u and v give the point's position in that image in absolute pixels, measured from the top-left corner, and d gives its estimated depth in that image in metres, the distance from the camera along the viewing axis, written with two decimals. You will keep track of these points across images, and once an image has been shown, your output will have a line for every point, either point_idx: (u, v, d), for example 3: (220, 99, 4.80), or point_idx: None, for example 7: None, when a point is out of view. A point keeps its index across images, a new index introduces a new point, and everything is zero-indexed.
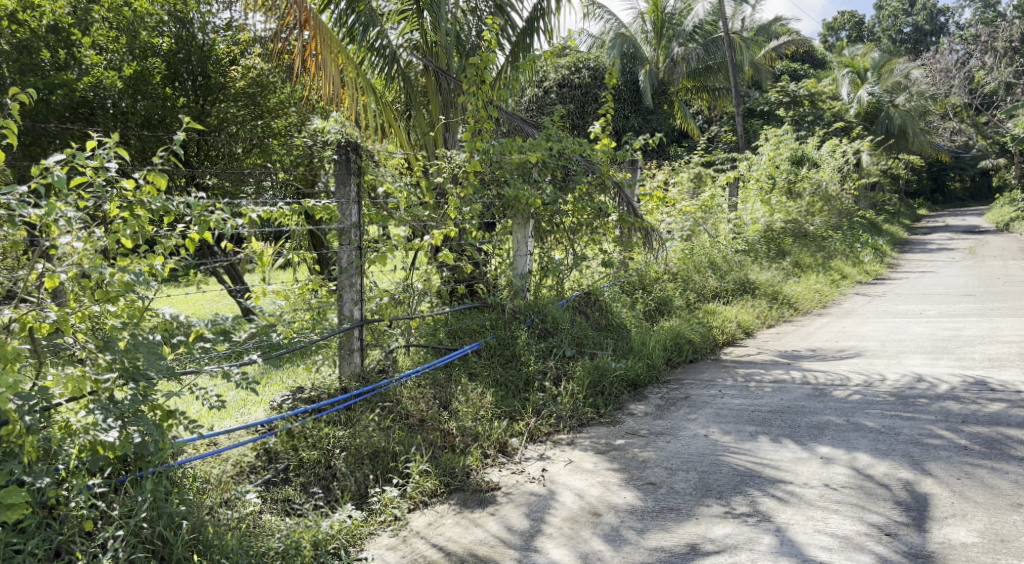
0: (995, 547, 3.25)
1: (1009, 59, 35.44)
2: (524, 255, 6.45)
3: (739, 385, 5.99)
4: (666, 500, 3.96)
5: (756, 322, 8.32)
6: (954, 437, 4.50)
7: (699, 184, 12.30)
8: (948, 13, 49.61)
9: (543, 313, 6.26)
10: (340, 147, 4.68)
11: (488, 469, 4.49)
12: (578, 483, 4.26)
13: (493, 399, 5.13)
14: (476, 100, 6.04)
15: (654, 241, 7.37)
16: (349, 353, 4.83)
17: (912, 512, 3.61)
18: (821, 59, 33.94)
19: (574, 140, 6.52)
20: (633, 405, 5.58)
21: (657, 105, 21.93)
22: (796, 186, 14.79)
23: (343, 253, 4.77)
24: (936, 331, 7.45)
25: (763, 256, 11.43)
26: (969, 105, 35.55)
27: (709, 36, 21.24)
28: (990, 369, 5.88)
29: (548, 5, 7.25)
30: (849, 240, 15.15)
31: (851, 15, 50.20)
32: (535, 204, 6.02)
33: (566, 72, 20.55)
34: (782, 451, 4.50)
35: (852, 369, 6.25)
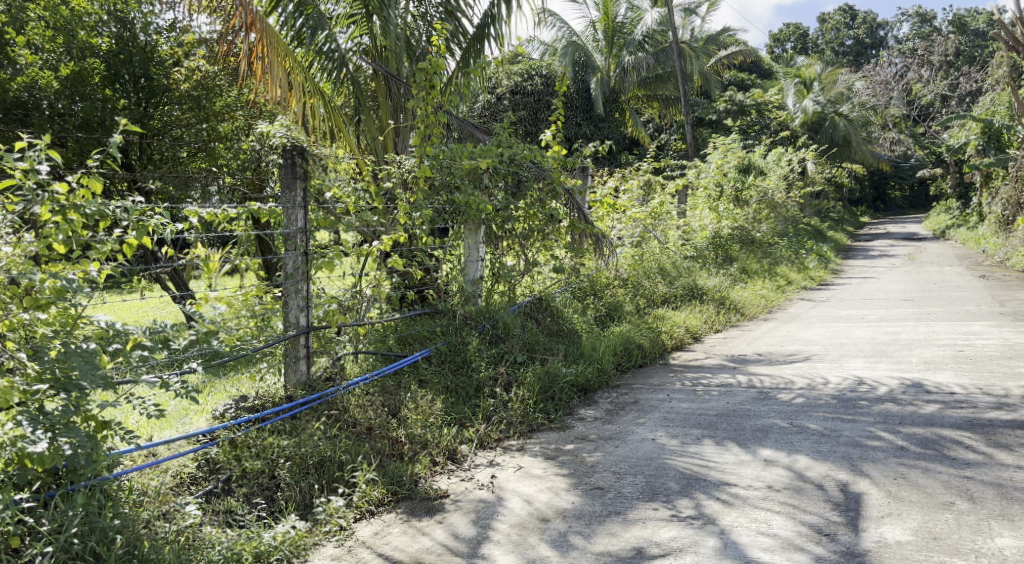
0: (928, 545, 3.34)
1: (944, 73, 36.82)
2: (476, 261, 6.43)
3: (687, 389, 6.07)
4: (613, 504, 3.99)
5: (704, 326, 8.45)
6: (892, 439, 4.63)
7: (649, 191, 12.46)
8: (887, 27, 51.27)
9: (494, 319, 6.25)
10: (285, 151, 4.67)
11: (437, 477, 4.46)
12: (527, 489, 4.25)
13: (443, 406, 5.11)
14: (425, 104, 6.01)
15: (604, 247, 7.44)
16: (294, 361, 4.77)
17: (850, 512, 3.69)
18: (767, 70, 34.72)
19: (525, 146, 6.52)
20: (582, 410, 5.61)
21: (608, 113, 22.15)
22: (744, 194, 14.88)
23: (288, 259, 4.72)
24: (876, 335, 7.67)
25: (711, 263, 11.64)
26: (907, 116, 36.79)
27: (658, 46, 21.57)
28: (926, 371, 6.07)
29: (499, 12, 7.26)
30: (794, 247, 15.52)
31: (796, 27, 51.49)
32: (486, 210, 6.01)
33: (518, 80, 20.62)
34: (727, 454, 4.57)
35: (796, 372, 6.39)
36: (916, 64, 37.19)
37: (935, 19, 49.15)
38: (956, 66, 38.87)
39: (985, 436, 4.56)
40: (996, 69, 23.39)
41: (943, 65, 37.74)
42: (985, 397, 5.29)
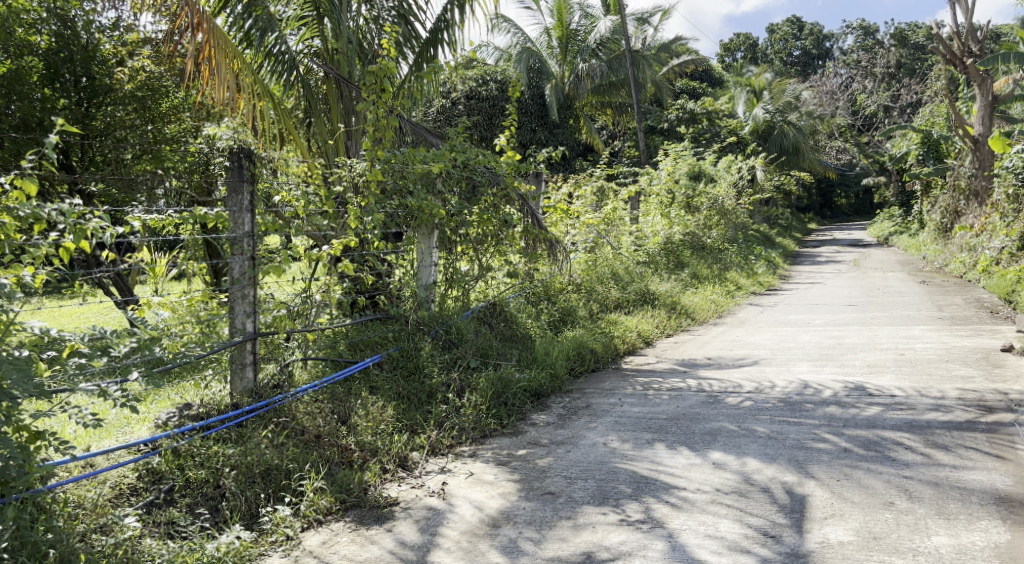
0: (869, 545, 3.42)
1: (887, 85, 37.96)
2: (428, 266, 6.38)
3: (638, 393, 6.12)
4: (564, 509, 4.00)
5: (655, 331, 8.55)
6: (836, 441, 4.74)
7: (602, 197, 12.58)
8: (833, 39, 52.67)
9: (447, 324, 6.22)
10: (231, 153, 4.59)
11: (387, 485, 4.41)
12: (478, 496, 4.24)
13: (394, 412, 5.07)
14: (376, 108, 5.96)
15: (558, 253, 7.45)
16: (240, 368, 4.69)
17: (795, 514, 3.76)
18: (718, 78, 35.33)
19: (478, 151, 6.49)
20: (535, 415, 5.62)
21: (563, 119, 22.30)
22: (695, 200, 15.09)
23: (234, 263, 4.66)
24: (822, 340, 7.85)
25: (662, 269, 11.80)
26: (852, 126, 37.80)
27: (612, 53, 21.78)
28: (869, 375, 6.24)
29: (453, 17, 7.26)
30: (743, 253, 15.83)
31: (746, 37, 52.53)
32: (439, 215, 5.98)
33: (473, 85, 20.64)
34: (677, 457, 4.62)
35: (744, 376, 6.50)
36: (861, 75, 38.25)
37: (878, 32, 50.66)
38: (898, 78, 40.12)
39: (924, 437, 4.70)
40: (935, 81, 24.24)
41: (886, 76, 38.91)
42: (924, 399, 5.45)
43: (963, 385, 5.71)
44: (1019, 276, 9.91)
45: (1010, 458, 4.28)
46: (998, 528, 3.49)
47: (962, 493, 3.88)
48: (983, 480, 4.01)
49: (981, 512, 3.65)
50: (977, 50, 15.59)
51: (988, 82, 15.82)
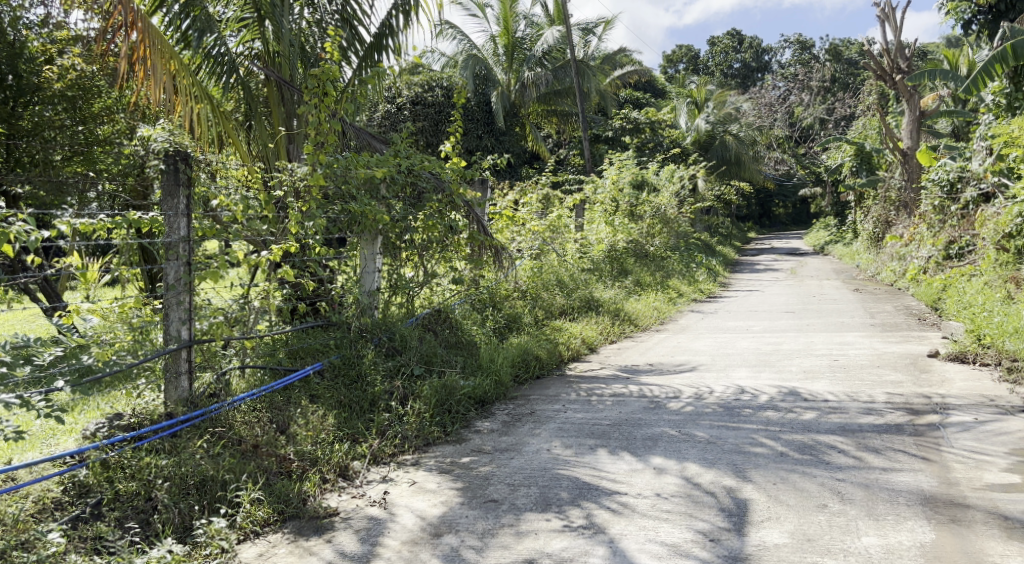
0: (803, 546, 3.51)
1: (822, 98, 39.20)
2: (371, 272, 6.28)
3: (582, 399, 6.16)
4: (506, 516, 3.99)
5: (599, 337, 8.64)
6: (773, 445, 4.85)
7: (547, 204, 12.67)
8: (772, 52, 54.11)
9: (391, 332, 6.15)
10: (167, 155, 4.47)
11: (327, 494, 4.34)
12: (420, 504, 4.20)
13: (335, 421, 4.99)
14: (318, 111, 5.87)
15: (503, 259, 7.45)
16: (175, 377, 4.55)
17: (733, 517, 3.83)
18: (661, 89, 35.96)
19: (423, 157, 6.45)
20: (479, 422, 5.61)
21: (509, 126, 22.39)
22: (638, 209, 15.34)
23: (169, 269, 4.52)
24: (760, 346, 8.04)
25: (606, 276, 11.95)
26: (790, 137, 38.87)
27: (557, 62, 21.97)
28: (805, 380, 6.41)
29: (397, 22, 7.22)
30: (685, 261, 16.13)
31: (688, 49, 53.56)
32: (382, 220, 5.91)
33: (418, 90, 20.58)
34: (619, 463, 4.66)
35: (685, 382, 6.61)
36: (798, 89, 39.43)
37: (814, 47, 52.26)
38: (833, 92, 41.42)
39: (856, 441, 4.84)
40: (867, 96, 25.14)
41: (822, 90, 40.16)
42: (855, 403, 5.62)
43: (892, 390, 5.91)
44: (944, 284, 10.31)
45: (935, 460, 4.45)
46: (923, 528, 3.62)
47: (890, 494, 4.01)
48: (910, 482, 4.16)
49: (908, 513, 3.78)
50: (905, 66, 16.21)
51: (915, 97, 16.45)
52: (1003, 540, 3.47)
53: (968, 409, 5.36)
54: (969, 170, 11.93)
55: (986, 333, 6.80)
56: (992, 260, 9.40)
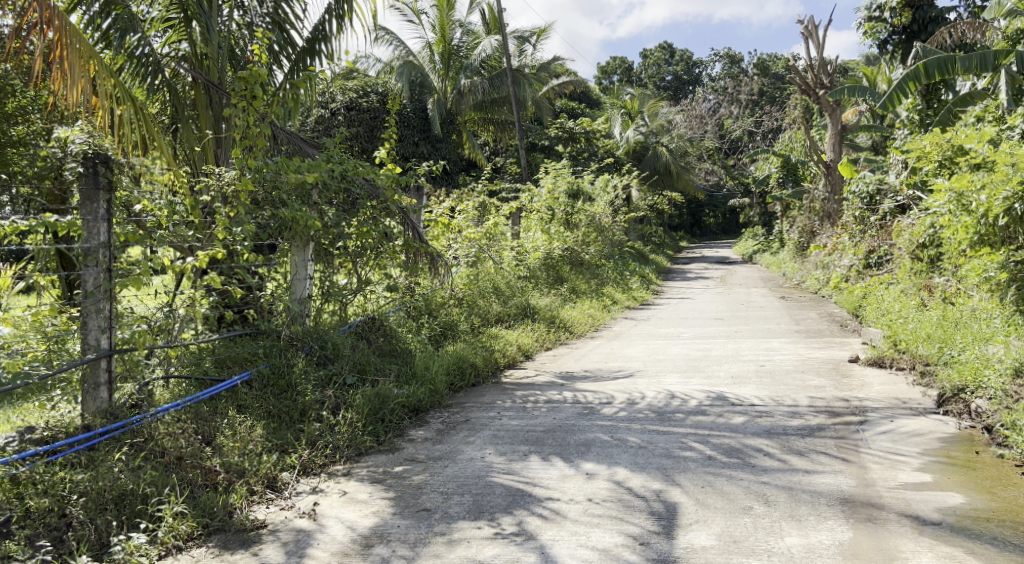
0: (728, 548, 3.59)
1: (750, 112, 40.43)
2: (302, 280, 6.24)
3: (517, 407, 6.18)
4: (438, 525, 3.97)
5: (535, 344, 8.69)
6: (701, 449, 4.95)
7: (483, 212, 12.67)
8: (702, 66, 55.46)
9: (323, 340, 6.04)
10: (86, 159, 4.29)
11: (254, 507, 4.23)
12: (350, 515, 4.14)
13: (263, 432, 4.87)
14: (246, 115, 5.72)
15: (440, 266, 7.41)
16: (94, 388, 4.39)
17: (663, 521, 3.90)
18: (596, 100, 36.47)
19: (357, 163, 6.37)
20: (413, 430, 5.56)
21: (445, 133, 22.35)
22: (573, 218, 15.52)
23: (88, 275, 4.34)
24: (690, 352, 8.23)
25: (541, 283, 12.05)
26: (720, 149, 39.92)
27: (493, 71, 22.08)
28: (733, 385, 6.58)
29: (330, 28, 7.13)
30: (619, 269, 16.38)
31: (622, 60, 54.36)
32: (313, 226, 5.80)
33: (353, 95, 20.35)
34: (551, 469, 4.69)
35: (618, 388, 6.71)
36: (727, 101, 40.59)
37: (743, 62, 53.95)
38: (761, 106, 42.74)
39: (781, 443, 4.99)
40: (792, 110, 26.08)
41: (750, 104, 41.41)
42: (781, 407, 5.79)
43: (815, 394, 6.12)
44: (865, 292, 10.75)
45: (854, 461, 4.63)
46: (841, 527, 3.75)
47: (812, 495, 4.15)
48: (830, 483, 4.30)
49: (828, 513, 3.92)
50: (828, 82, 16.84)
51: (838, 112, 17.10)
52: (915, 536, 3.63)
53: (885, 411, 5.59)
54: (887, 183, 12.49)
55: (902, 338, 7.11)
56: (908, 268, 9.85)
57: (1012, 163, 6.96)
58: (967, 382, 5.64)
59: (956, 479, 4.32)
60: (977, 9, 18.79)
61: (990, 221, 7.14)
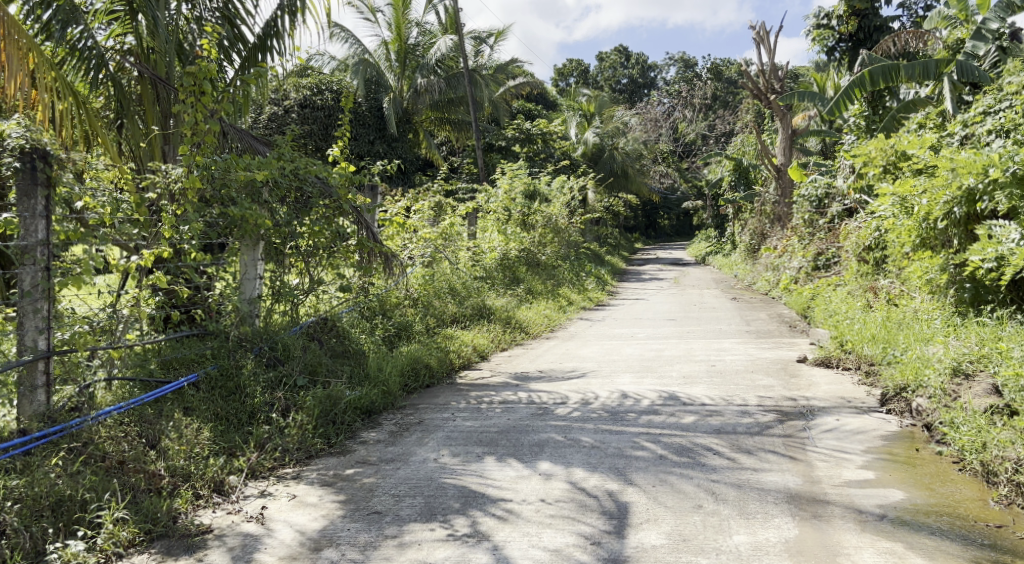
0: (679, 546, 3.63)
1: (703, 115, 41.08)
2: (252, 279, 6.15)
3: (471, 407, 6.16)
4: (390, 528, 3.93)
5: (490, 345, 8.69)
6: (653, 448, 5.00)
7: (439, 212, 12.62)
8: (657, 69, 56.14)
9: (273, 341, 5.94)
10: (22, 154, 4.14)
11: (199, 511, 4.14)
12: (299, 519, 4.07)
13: (210, 435, 4.77)
14: (194, 111, 5.60)
15: (394, 267, 7.34)
16: (30, 391, 4.25)
17: (614, 520, 3.92)
18: (553, 101, 36.64)
19: (309, 161, 6.27)
20: (365, 433, 5.50)
21: (402, 133, 22.21)
22: (529, 218, 15.55)
23: (25, 274, 4.20)
24: (644, 352, 8.31)
25: (498, 284, 12.06)
26: (675, 151, 40.47)
27: (450, 71, 21.99)
28: (685, 385, 6.67)
29: (282, 25, 7.03)
30: (575, 270, 16.47)
31: (579, 63, 54.68)
32: (264, 225, 5.69)
33: (307, 93, 20.07)
34: (505, 470, 4.68)
35: (572, 388, 6.74)
36: (682, 105, 41.10)
37: (697, 66, 54.75)
38: (715, 110, 43.45)
39: (730, 442, 5.07)
40: (744, 115, 26.53)
41: (704, 108, 42.01)
42: (730, 407, 5.88)
43: (763, 393, 6.23)
44: (813, 293, 11.00)
45: (801, 459, 4.72)
46: (788, 524, 3.82)
47: (760, 493, 4.21)
48: (778, 481, 4.38)
49: (775, 511, 3.98)
50: (779, 88, 17.18)
51: (788, 116, 17.46)
52: (858, 532, 3.71)
53: (831, 410, 5.72)
54: (835, 187, 12.77)
55: (848, 339, 7.29)
56: (855, 271, 10.11)
57: (951, 169, 7.19)
58: (908, 381, 5.80)
59: (898, 476, 4.44)
60: (919, 19, 19.37)
61: (931, 225, 7.37)
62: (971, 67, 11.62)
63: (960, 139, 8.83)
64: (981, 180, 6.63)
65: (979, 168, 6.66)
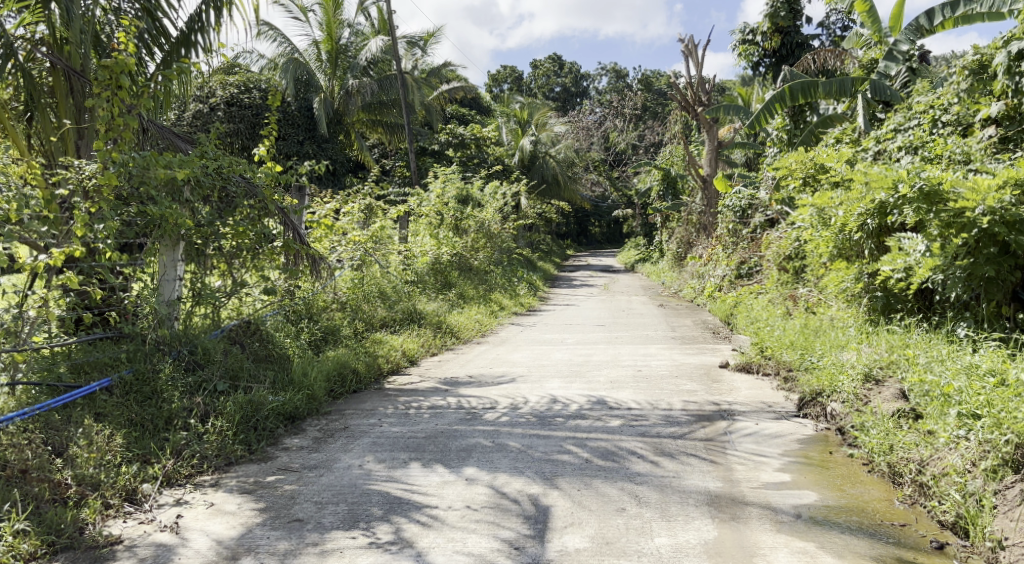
0: (602, 549, 3.66)
1: (634, 125, 41.85)
2: (172, 281, 5.94)
3: (398, 413, 6.10)
4: (310, 535, 3.86)
5: (420, 350, 8.61)
6: (579, 452, 5.05)
7: (370, 214, 12.46)
8: (590, 79, 56.88)
9: (192, 344, 5.74)
10: None
11: (108, 522, 3.97)
12: (216, 527, 3.95)
13: (123, 441, 4.59)
14: (110, 106, 5.37)
15: (321, 269, 7.21)
16: None
17: (538, 525, 3.94)
18: (487, 108, 36.74)
19: (233, 159, 6.11)
20: (288, 439, 5.38)
21: (332, 134, 21.89)
22: (462, 223, 15.52)
23: None
24: (573, 357, 8.39)
25: (430, 288, 11.99)
26: (606, 160, 41.08)
27: (382, 73, 21.73)
28: (612, 389, 6.75)
29: (208, 18, 6.83)
30: (507, 275, 16.54)
31: (512, 69, 54.97)
32: (184, 224, 5.51)
33: (234, 91, 19.57)
34: (431, 476, 4.65)
35: (501, 393, 6.75)
36: (613, 115, 41.73)
37: (628, 76, 55.71)
38: (644, 120, 44.36)
39: (654, 446, 5.16)
40: (673, 126, 27.11)
41: (634, 118, 42.80)
42: (655, 411, 5.99)
43: (688, 398, 6.37)
44: (736, 300, 11.34)
45: (722, 462, 4.83)
46: (707, 526, 3.90)
47: (681, 496, 4.30)
48: (699, 484, 4.47)
49: (696, 513, 4.07)
50: (705, 100, 17.63)
51: (714, 128, 17.90)
52: (773, 532, 3.82)
53: (751, 415, 5.88)
54: (757, 198, 13.17)
55: (768, 345, 7.53)
56: (776, 279, 10.47)
57: (865, 183, 7.50)
58: (823, 387, 6.01)
59: (811, 478, 4.59)
60: (837, 38, 20.17)
61: (847, 236, 7.69)
62: (883, 86, 12.19)
63: (874, 154, 9.22)
64: (892, 195, 6.89)
65: (890, 184, 6.89)
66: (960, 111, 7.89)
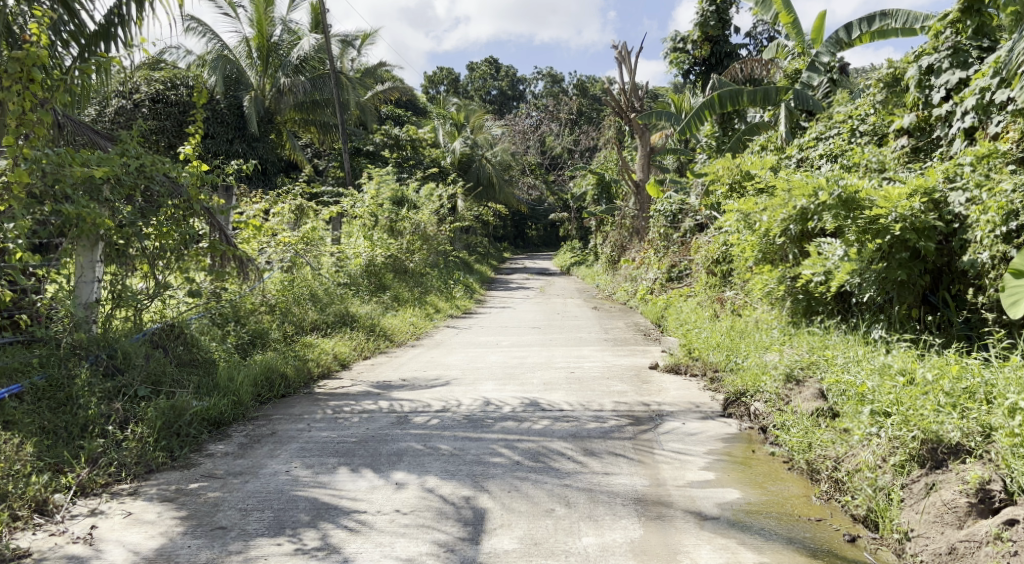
0: (529, 551, 3.68)
1: (570, 130, 42.31)
2: (88, 283, 5.77)
3: (327, 417, 6.01)
4: (234, 543, 3.77)
5: (352, 353, 8.51)
6: (510, 454, 5.07)
7: (301, 216, 12.24)
8: (526, 83, 57.20)
9: (112, 348, 5.53)
10: None
11: (16, 535, 3.80)
12: (133, 537, 3.82)
13: (34, 450, 4.40)
14: (22, 99, 5.07)
15: (250, 271, 7.04)
16: None
17: (468, 527, 3.94)
18: (423, 110, 36.54)
19: (155, 157, 5.91)
20: (212, 445, 5.24)
21: (263, 133, 21.43)
22: (397, 225, 15.41)
23: None
24: (506, 360, 8.42)
25: (363, 291, 11.84)
26: (543, 164, 41.38)
27: (315, 73, 21.39)
28: (544, 391, 6.80)
29: (128, 11, 6.62)
30: (443, 278, 16.49)
31: (449, 71, 54.83)
32: (102, 224, 5.32)
33: (160, 87, 18.98)
34: (360, 481, 4.60)
35: (434, 395, 6.72)
36: (548, 119, 42.06)
37: (564, 81, 56.23)
38: (580, 125, 44.86)
39: (582, 446, 5.22)
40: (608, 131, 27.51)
41: (570, 122, 43.28)
42: (586, 412, 6.06)
43: (618, 399, 6.47)
44: (667, 303, 11.57)
45: (649, 461, 4.93)
46: (633, 525, 3.97)
47: (609, 496, 4.36)
48: (627, 484, 4.55)
49: (622, 512, 4.14)
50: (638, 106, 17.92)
51: (647, 134, 18.23)
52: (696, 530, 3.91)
53: (678, 415, 6.01)
54: (687, 204, 13.44)
55: (695, 347, 7.71)
56: (705, 282, 10.73)
57: (787, 190, 7.75)
58: (747, 387, 6.19)
59: (734, 476, 4.71)
60: (763, 49, 20.82)
61: (770, 240, 7.96)
62: (807, 95, 12.60)
63: (797, 161, 9.57)
64: (812, 202, 7.13)
65: (810, 191, 7.14)
66: (876, 122, 8.21)
